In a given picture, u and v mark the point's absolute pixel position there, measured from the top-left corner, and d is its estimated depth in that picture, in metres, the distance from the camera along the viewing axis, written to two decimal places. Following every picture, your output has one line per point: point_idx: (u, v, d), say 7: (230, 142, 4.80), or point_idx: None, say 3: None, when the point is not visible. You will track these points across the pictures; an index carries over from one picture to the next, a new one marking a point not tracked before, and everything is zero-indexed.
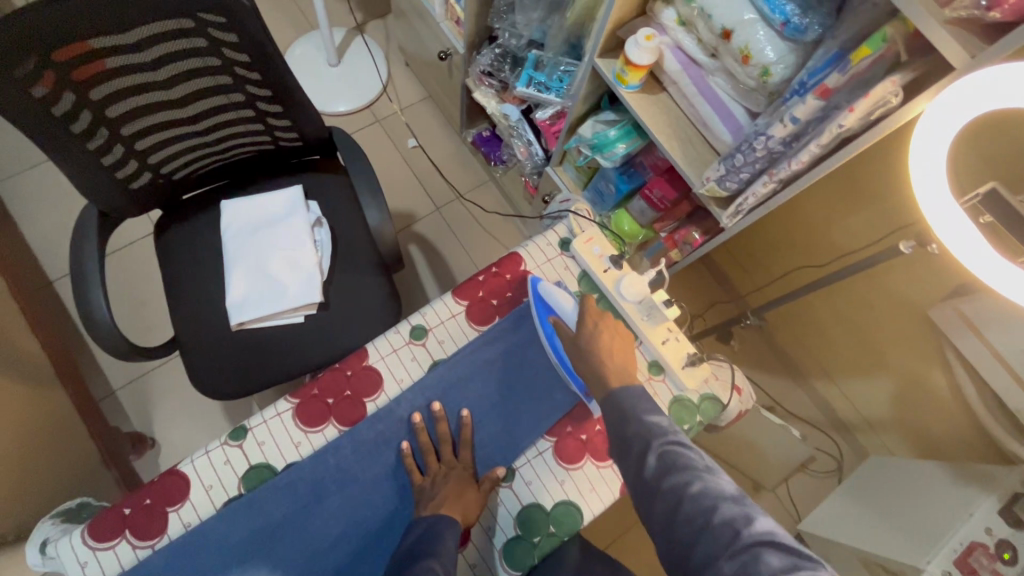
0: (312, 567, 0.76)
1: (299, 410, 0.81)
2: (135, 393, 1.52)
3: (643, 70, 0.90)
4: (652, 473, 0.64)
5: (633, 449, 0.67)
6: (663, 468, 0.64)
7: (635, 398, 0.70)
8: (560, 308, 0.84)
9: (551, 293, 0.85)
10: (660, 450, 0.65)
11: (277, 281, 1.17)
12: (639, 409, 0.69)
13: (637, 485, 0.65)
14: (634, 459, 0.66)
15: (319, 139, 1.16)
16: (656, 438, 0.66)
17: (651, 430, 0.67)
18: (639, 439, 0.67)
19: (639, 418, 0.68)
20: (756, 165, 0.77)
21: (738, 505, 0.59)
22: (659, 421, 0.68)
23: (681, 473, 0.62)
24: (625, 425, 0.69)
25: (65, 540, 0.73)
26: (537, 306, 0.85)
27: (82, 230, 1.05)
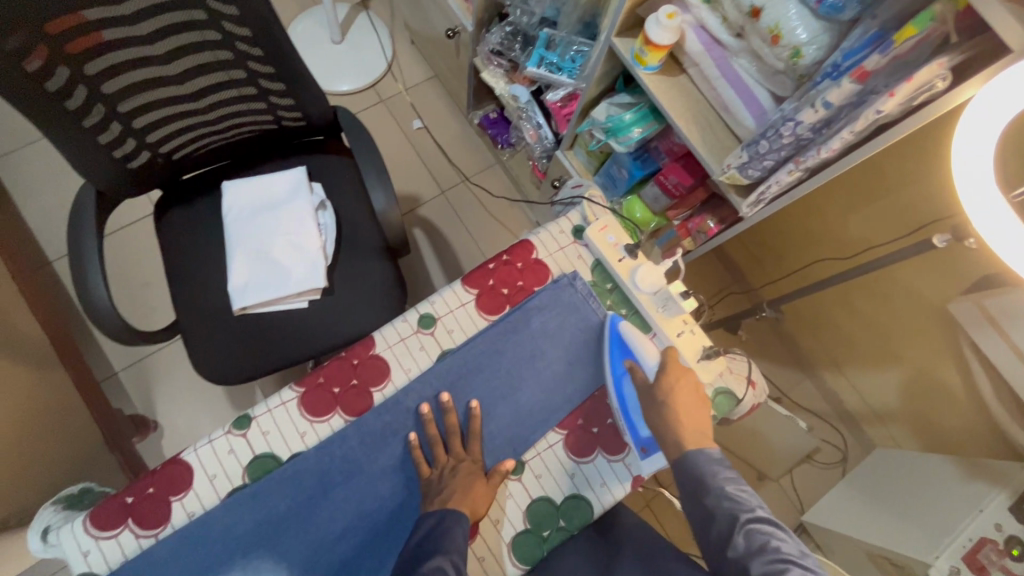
0: (318, 560, 0.74)
1: (304, 399, 0.79)
2: (137, 375, 1.50)
3: (664, 51, 0.86)
4: (741, 554, 0.63)
5: (719, 524, 0.66)
6: (752, 550, 0.63)
7: (717, 468, 0.70)
8: (641, 357, 0.80)
9: (631, 335, 0.81)
10: (748, 531, 0.64)
11: (281, 265, 1.15)
12: (722, 479, 0.69)
13: (724, 563, 0.65)
14: (721, 536, 0.66)
15: (324, 120, 1.12)
16: (742, 516, 0.65)
17: (736, 505, 0.66)
18: (725, 515, 0.66)
19: (724, 489, 0.68)
20: (782, 152, 0.74)
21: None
22: (746, 498, 0.67)
23: (771, 559, 0.61)
24: (708, 501, 0.68)
25: (66, 528, 0.72)
26: (613, 346, 0.82)
27: (79, 211, 1.02)
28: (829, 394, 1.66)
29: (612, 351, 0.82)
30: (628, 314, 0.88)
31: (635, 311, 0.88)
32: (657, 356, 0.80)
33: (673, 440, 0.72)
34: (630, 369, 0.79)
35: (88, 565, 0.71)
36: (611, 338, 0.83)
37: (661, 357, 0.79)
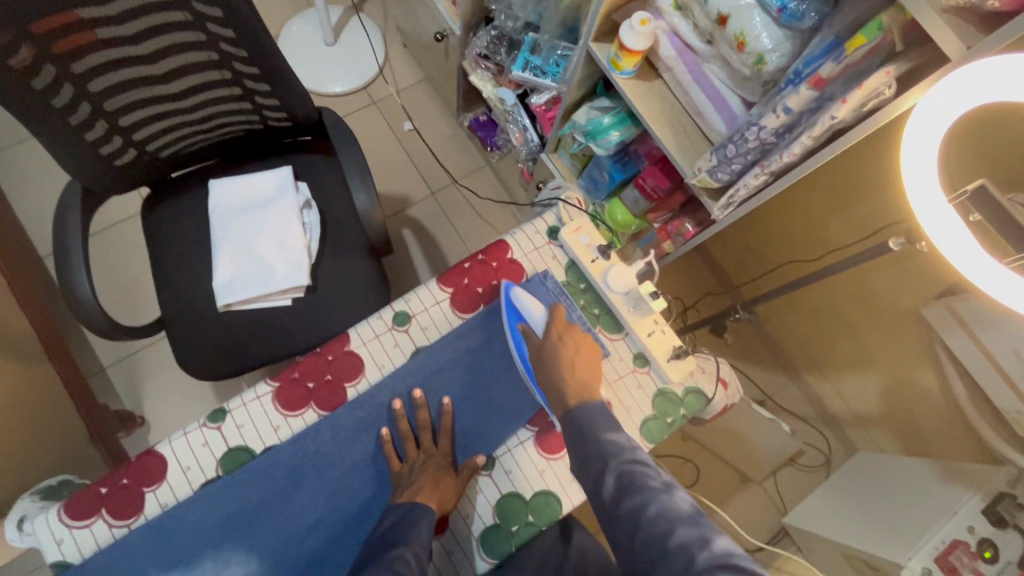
0: (289, 552, 0.75)
1: (278, 393, 0.80)
2: (125, 371, 1.52)
3: (638, 56, 0.88)
4: (611, 495, 0.64)
5: (592, 467, 0.67)
6: (622, 490, 0.64)
7: (594, 410, 0.71)
8: (531, 317, 0.82)
9: (522, 299, 0.83)
10: (619, 469, 0.65)
11: (265, 262, 1.16)
12: (599, 426, 0.70)
13: (596, 500, 0.66)
14: (595, 477, 0.66)
15: (309, 120, 1.14)
16: (613, 457, 0.66)
17: (607, 450, 0.67)
18: (599, 458, 0.67)
19: (598, 437, 0.69)
20: (748, 156, 0.75)
21: (695, 526, 0.59)
22: (619, 440, 0.68)
23: (638, 495, 0.62)
24: (585, 446, 0.69)
25: (41, 517, 0.73)
26: (507, 309, 0.83)
27: (65, 207, 1.03)
28: (812, 396, 1.68)
29: (507, 316, 0.82)
30: (600, 313, 0.89)
31: (607, 310, 0.90)
32: (546, 312, 0.83)
33: (560, 393, 0.74)
34: (524, 333, 0.81)
35: (62, 554, 0.72)
36: (504, 302, 0.84)
37: (550, 315, 0.82)
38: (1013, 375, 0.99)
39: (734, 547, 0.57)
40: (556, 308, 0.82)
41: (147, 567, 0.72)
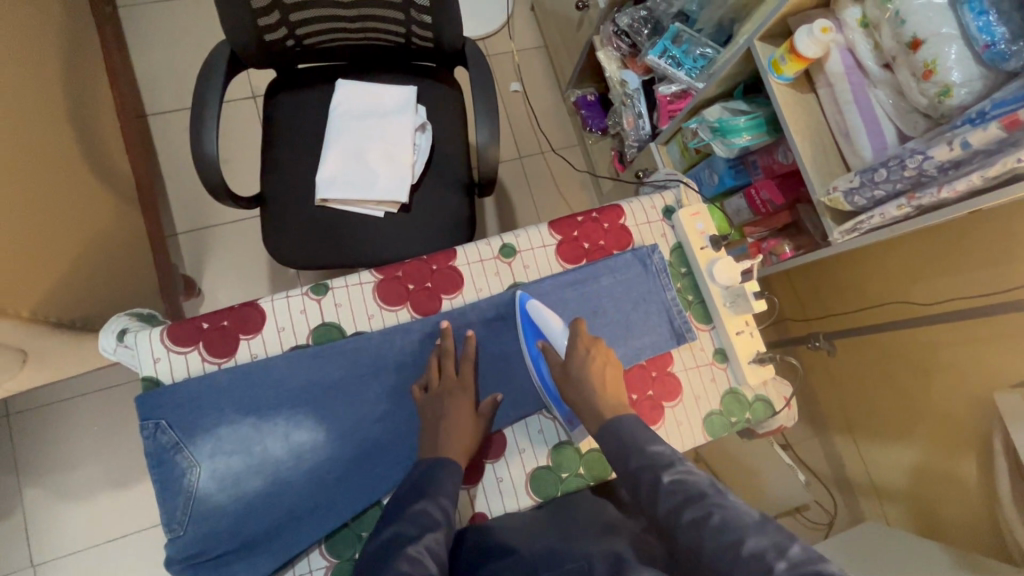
0: (353, 433, 0.78)
1: (379, 286, 0.83)
2: (197, 242, 1.57)
3: (804, 63, 0.88)
4: (668, 511, 0.61)
5: (643, 483, 0.64)
6: (679, 502, 0.61)
7: (635, 429, 0.70)
8: (551, 336, 0.79)
9: (539, 313, 0.81)
10: (674, 480, 0.63)
11: (371, 170, 1.19)
12: (643, 440, 0.68)
13: (651, 510, 0.64)
14: (648, 494, 0.64)
15: (452, 48, 1.15)
16: (664, 469, 0.64)
17: (657, 467, 0.65)
18: (647, 473, 0.65)
19: (644, 450, 0.67)
20: (898, 184, 0.76)
21: (764, 535, 0.56)
22: (665, 452, 0.66)
23: (698, 506, 0.60)
24: (632, 468, 0.66)
25: (144, 334, 0.77)
26: (526, 328, 0.82)
27: (210, 66, 1.07)
28: (832, 455, 1.73)
29: (526, 333, 0.82)
30: (694, 301, 0.91)
31: (700, 300, 0.91)
32: (563, 324, 0.80)
33: (595, 411, 0.73)
34: (544, 350, 0.79)
35: (155, 371, 0.76)
36: (522, 320, 0.83)
37: (569, 329, 0.79)
38: None
39: (814, 552, 0.53)
40: (575, 321, 0.79)
41: (226, 407, 0.75)
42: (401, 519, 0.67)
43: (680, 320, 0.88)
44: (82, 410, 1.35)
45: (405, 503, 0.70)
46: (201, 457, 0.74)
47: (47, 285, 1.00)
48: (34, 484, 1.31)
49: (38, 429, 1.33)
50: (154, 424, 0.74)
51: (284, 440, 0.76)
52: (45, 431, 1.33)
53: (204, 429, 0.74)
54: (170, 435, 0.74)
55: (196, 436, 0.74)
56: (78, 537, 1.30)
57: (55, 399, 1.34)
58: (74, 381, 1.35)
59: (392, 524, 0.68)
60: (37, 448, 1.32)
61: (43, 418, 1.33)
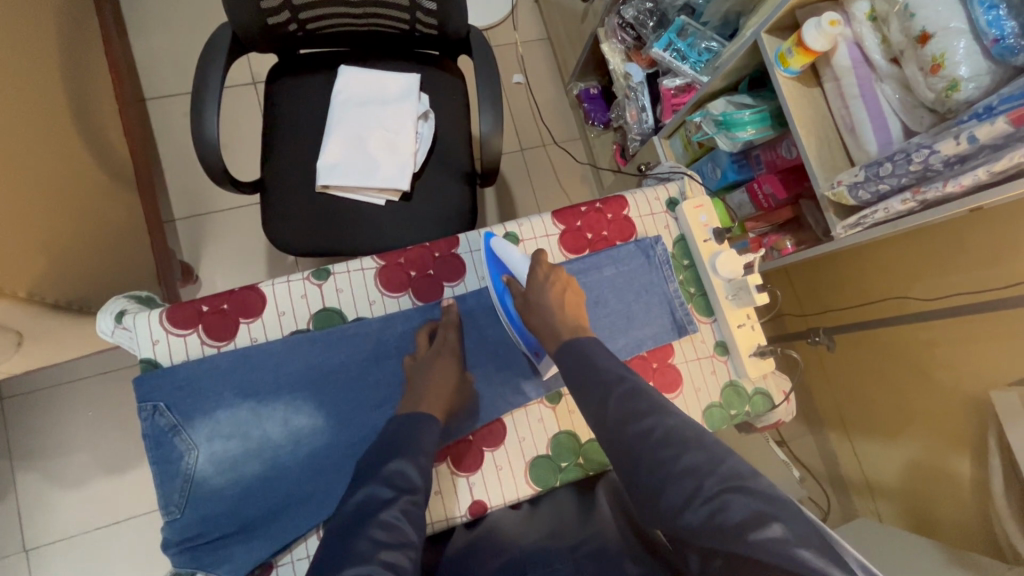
0: (353, 421, 0.78)
1: (381, 272, 0.82)
2: (195, 228, 1.56)
3: (812, 56, 0.87)
4: (614, 418, 0.60)
5: (594, 396, 0.63)
6: (626, 416, 0.60)
7: (591, 346, 0.69)
8: (515, 269, 0.80)
9: (504, 249, 0.81)
10: (623, 394, 0.62)
11: (373, 158, 1.19)
12: (598, 357, 0.66)
13: (590, 409, 0.64)
14: (596, 406, 0.62)
15: (456, 36, 1.14)
16: (614, 385, 0.63)
17: (606, 377, 0.63)
18: (600, 390, 0.63)
19: (598, 368, 0.65)
20: (902, 179, 0.75)
21: (703, 451, 0.56)
22: (615, 369, 0.65)
23: (643, 418, 0.59)
24: (586, 374, 0.65)
25: (143, 315, 0.76)
26: (489, 264, 0.83)
27: (212, 48, 1.06)
28: (827, 453, 1.74)
29: (489, 270, 0.82)
30: (695, 294, 0.91)
31: (702, 292, 0.91)
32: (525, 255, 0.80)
33: (553, 329, 0.72)
34: (508, 282, 0.79)
35: (154, 353, 0.75)
36: (486, 257, 0.83)
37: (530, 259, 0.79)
38: None
39: (745, 467, 0.55)
40: (534, 250, 0.79)
41: (225, 391, 0.75)
42: (377, 479, 0.63)
43: (681, 312, 0.88)
44: (84, 394, 1.34)
45: (380, 458, 0.66)
46: (199, 440, 0.73)
47: (43, 267, 0.99)
48: (28, 468, 1.30)
49: (35, 412, 1.32)
50: (152, 407, 0.73)
51: (283, 426, 0.76)
52: (39, 415, 1.32)
53: (203, 413, 0.74)
54: (168, 417, 0.73)
55: (194, 419, 0.74)
56: (70, 523, 1.29)
57: (57, 382, 1.34)
58: (73, 364, 1.34)
59: (366, 482, 0.63)
60: (34, 432, 1.31)
61: (43, 401, 1.33)
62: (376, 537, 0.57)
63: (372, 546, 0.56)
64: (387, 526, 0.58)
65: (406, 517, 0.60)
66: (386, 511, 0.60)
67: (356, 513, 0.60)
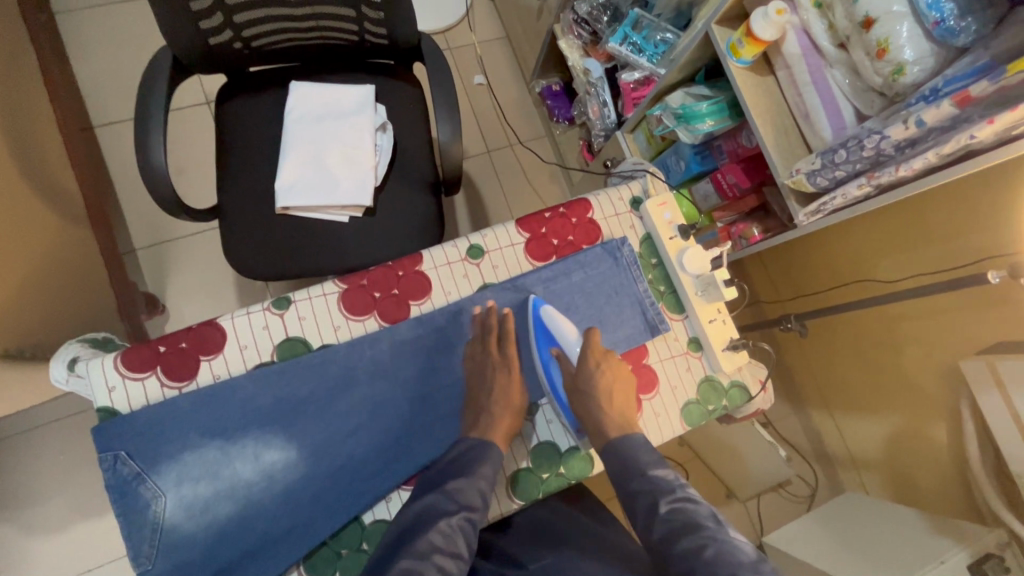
0: (327, 450, 0.76)
1: (344, 296, 0.80)
2: (158, 257, 1.52)
3: (761, 46, 0.87)
4: (664, 535, 0.66)
5: (642, 508, 0.69)
6: (673, 532, 0.66)
7: (638, 445, 0.73)
8: (566, 346, 0.79)
9: (553, 321, 0.79)
10: (671, 506, 0.68)
11: (332, 175, 1.16)
12: (644, 462, 0.72)
13: (641, 520, 0.70)
14: (646, 519, 0.69)
15: (407, 45, 1.12)
16: (664, 494, 0.69)
17: (658, 488, 0.70)
18: (647, 498, 0.69)
19: (646, 475, 0.71)
20: (857, 165, 0.76)
21: (753, 575, 0.60)
22: (667, 476, 0.71)
23: (694, 538, 0.64)
24: (635, 484, 0.71)
25: (96, 362, 0.73)
26: (538, 333, 0.81)
27: (152, 74, 1.02)
28: (812, 431, 1.76)
29: (538, 339, 0.80)
30: (665, 292, 0.91)
31: (672, 290, 0.91)
32: (579, 336, 0.79)
33: (597, 422, 0.75)
34: (559, 358, 0.79)
35: (111, 401, 0.72)
36: (533, 323, 0.81)
37: (585, 340, 0.78)
38: None
39: None
40: (590, 332, 0.79)
41: (191, 432, 0.72)
42: (440, 491, 0.71)
43: (653, 312, 0.88)
44: (54, 438, 1.29)
45: (444, 474, 0.74)
46: (166, 486, 0.70)
47: None
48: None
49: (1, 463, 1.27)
50: (113, 456, 0.70)
51: (254, 462, 0.73)
52: (5, 465, 1.27)
53: (168, 457, 0.71)
54: (131, 466, 0.70)
55: (159, 464, 0.71)
56: (49, 573, 1.25)
57: (27, 428, 1.29)
58: (38, 409, 1.29)
59: (429, 491, 0.72)
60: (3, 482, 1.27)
61: (10, 449, 1.28)
62: (434, 540, 0.67)
63: (430, 547, 0.66)
64: (445, 533, 0.68)
65: (461, 530, 0.69)
66: (444, 519, 0.69)
67: (419, 518, 0.70)
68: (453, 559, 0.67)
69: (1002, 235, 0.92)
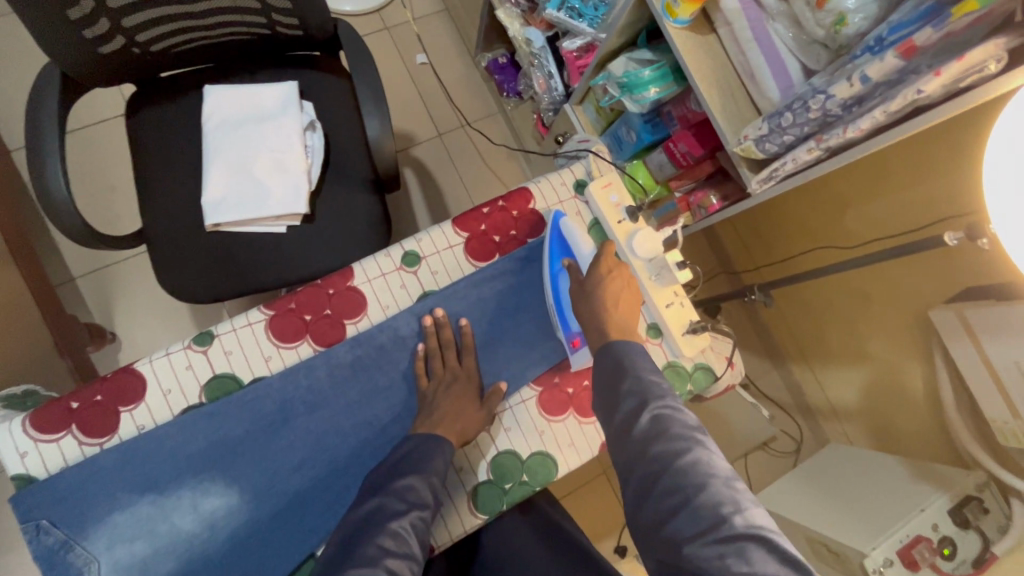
0: (271, 490, 0.71)
1: (272, 323, 0.75)
2: (99, 285, 1.44)
3: (697, 4, 0.81)
4: (641, 431, 0.59)
5: (626, 405, 0.61)
6: (652, 432, 0.58)
7: (633, 353, 0.66)
8: (578, 251, 0.79)
9: (572, 232, 0.80)
10: (656, 410, 0.60)
11: (261, 184, 1.08)
12: (640, 366, 0.64)
13: (612, 421, 0.62)
14: (625, 414, 0.61)
15: (322, 33, 1.03)
16: (653, 396, 0.61)
17: (646, 388, 0.62)
18: (634, 396, 0.61)
19: (640, 374, 0.63)
20: (804, 128, 0.70)
21: (729, 488, 0.53)
22: (660, 382, 0.63)
23: (672, 442, 0.57)
24: (621, 381, 0.64)
25: (3, 427, 0.67)
26: (553, 243, 0.80)
27: (40, 93, 0.92)
28: (793, 387, 1.74)
29: (551, 246, 0.79)
30: None
31: (626, 276, 0.86)
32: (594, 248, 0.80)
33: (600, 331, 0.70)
34: (568, 267, 0.78)
35: (25, 467, 0.67)
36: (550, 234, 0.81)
37: (598, 248, 0.79)
38: (1009, 385, 1.00)
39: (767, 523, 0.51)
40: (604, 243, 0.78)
41: (118, 490, 0.67)
42: (386, 491, 0.65)
43: None
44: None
45: (390, 474, 0.67)
46: (98, 550, 0.66)
47: None
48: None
49: None
50: (36, 525, 0.65)
51: (193, 512, 0.69)
52: None
53: (97, 519, 0.66)
54: (56, 533, 0.65)
55: (87, 528, 0.66)
56: None
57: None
58: None
59: (374, 494, 0.65)
60: None
61: None
62: (383, 545, 0.59)
63: (379, 552, 0.59)
64: (396, 536, 0.61)
65: (414, 529, 0.62)
66: (395, 521, 0.62)
67: (364, 523, 0.62)
68: (404, 562, 0.59)
69: (968, 189, 0.87)
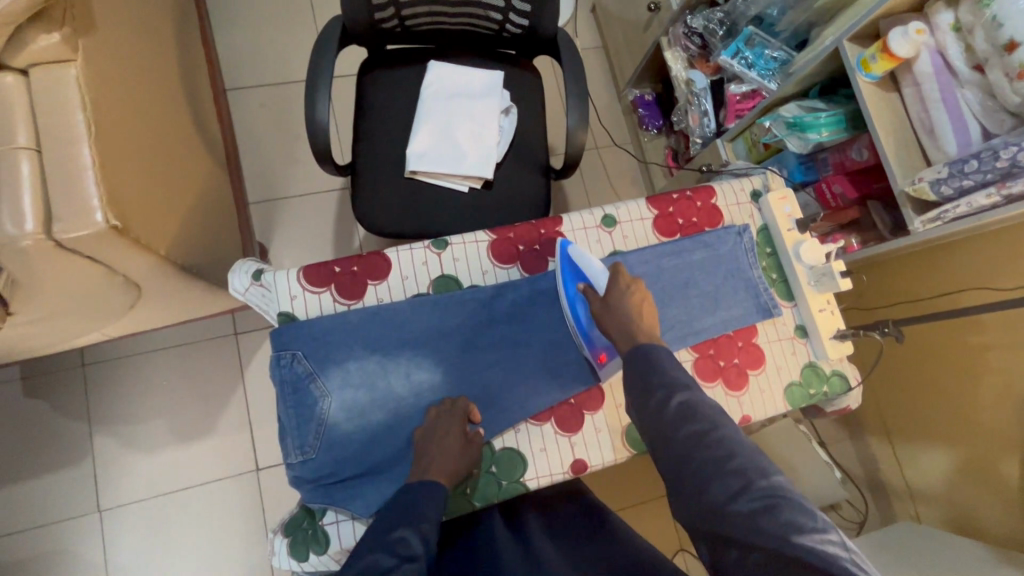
0: (466, 376, 0.84)
1: (493, 245, 0.89)
2: (269, 213, 1.65)
3: (894, 62, 0.93)
4: (671, 418, 0.64)
5: (655, 398, 0.66)
6: (682, 414, 0.64)
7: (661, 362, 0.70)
8: (591, 278, 0.83)
9: (580, 257, 0.84)
10: (683, 397, 0.65)
11: (459, 148, 1.26)
12: (667, 364, 0.69)
13: (656, 425, 0.65)
14: (655, 405, 0.66)
15: (544, 37, 1.21)
16: (680, 388, 0.66)
17: (675, 383, 0.67)
18: (661, 390, 0.66)
19: (666, 374, 0.68)
20: (988, 175, 0.82)
21: (754, 457, 0.58)
22: (684, 376, 0.68)
23: (697, 422, 0.62)
24: (650, 376, 0.69)
25: (282, 273, 0.83)
26: (564, 270, 0.83)
27: (324, 41, 1.14)
28: (867, 458, 1.78)
29: (564, 278, 0.83)
30: (777, 279, 0.97)
31: (785, 279, 0.97)
32: (602, 266, 0.84)
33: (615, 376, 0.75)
34: (584, 292, 0.82)
35: (292, 308, 0.82)
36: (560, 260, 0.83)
37: (609, 270, 0.83)
38: None
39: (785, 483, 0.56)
40: (615, 264, 0.83)
41: (356, 344, 0.81)
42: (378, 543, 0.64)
43: (767, 296, 0.94)
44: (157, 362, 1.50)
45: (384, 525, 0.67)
46: (332, 388, 0.80)
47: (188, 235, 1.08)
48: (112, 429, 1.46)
49: (115, 380, 1.49)
50: (291, 354, 0.80)
51: (405, 379, 0.82)
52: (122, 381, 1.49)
53: (336, 363, 0.80)
54: (305, 365, 0.79)
55: (329, 368, 0.80)
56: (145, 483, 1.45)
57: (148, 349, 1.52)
58: (147, 337, 1.52)
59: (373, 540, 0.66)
60: (116, 399, 1.49)
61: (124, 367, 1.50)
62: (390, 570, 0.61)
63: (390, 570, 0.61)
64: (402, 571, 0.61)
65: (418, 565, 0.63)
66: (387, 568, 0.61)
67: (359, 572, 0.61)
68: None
69: None
